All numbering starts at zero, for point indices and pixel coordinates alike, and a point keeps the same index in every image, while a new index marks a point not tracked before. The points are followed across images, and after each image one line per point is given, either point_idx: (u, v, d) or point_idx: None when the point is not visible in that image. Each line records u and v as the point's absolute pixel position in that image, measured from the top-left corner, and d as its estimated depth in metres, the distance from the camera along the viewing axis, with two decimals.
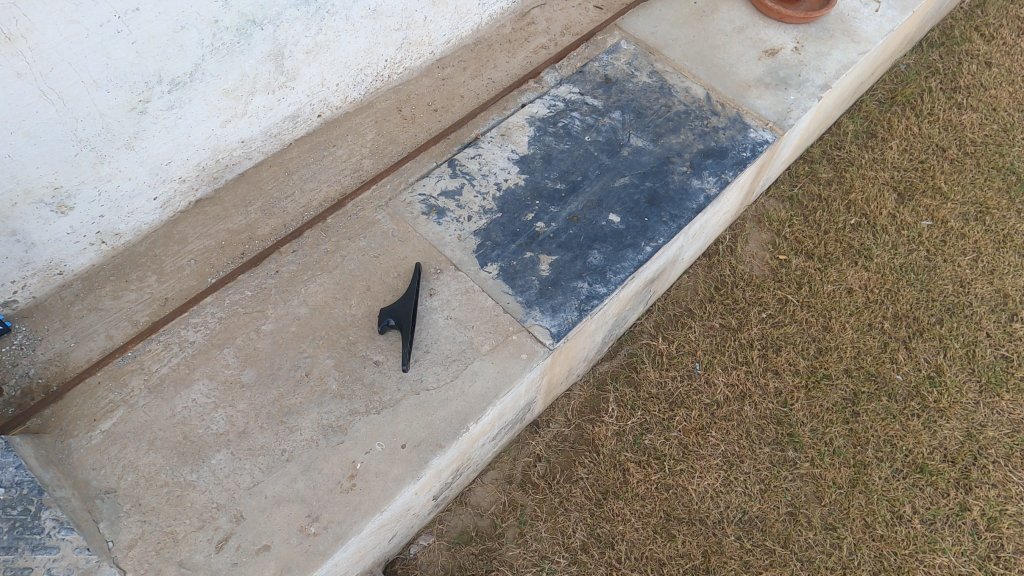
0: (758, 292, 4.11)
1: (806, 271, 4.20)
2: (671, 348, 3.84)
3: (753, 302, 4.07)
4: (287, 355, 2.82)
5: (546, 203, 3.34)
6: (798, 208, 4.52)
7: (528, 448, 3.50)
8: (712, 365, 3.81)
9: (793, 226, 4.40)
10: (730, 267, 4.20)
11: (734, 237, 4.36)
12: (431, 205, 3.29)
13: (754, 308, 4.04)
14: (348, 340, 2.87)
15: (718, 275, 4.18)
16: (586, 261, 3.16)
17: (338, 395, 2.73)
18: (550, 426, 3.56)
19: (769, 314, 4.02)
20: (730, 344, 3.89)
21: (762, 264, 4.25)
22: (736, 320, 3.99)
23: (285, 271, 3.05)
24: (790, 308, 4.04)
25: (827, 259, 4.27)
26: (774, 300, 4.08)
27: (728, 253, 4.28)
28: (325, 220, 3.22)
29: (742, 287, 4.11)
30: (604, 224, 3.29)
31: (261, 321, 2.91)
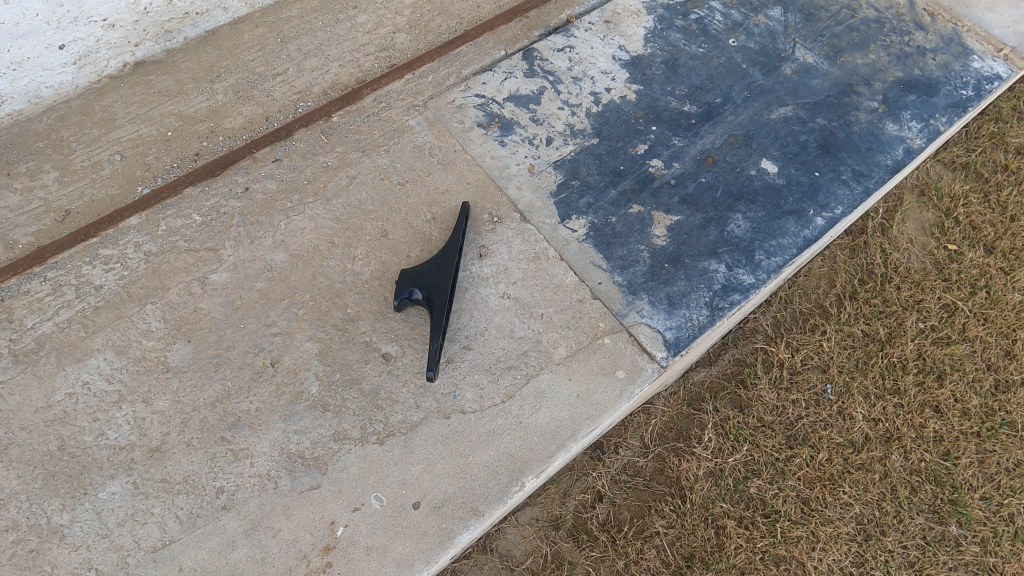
0: (917, 293, 2.82)
1: (987, 271, 2.86)
2: (792, 359, 2.71)
3: (907, 303, 2.80)
4: (245, 328, 1.77)
5: (665, 131, 2.19)
6: (979, 181, 3.09)
7: (586, 481, 2.47)
8: (848, 392, 2.64)
9: (970, 204, 3.00)
10: (881, 253, 2.88)
11: (888, 212, 2.99)
12: (492, 113, 2.14)
13: (911, 313, 2.77)
14: (345, 315, 1.80)
15: (864, 263, 2.89)
16: (723, 231, 2.04)
17: (320, 404, 1.69)
18: (620, 453, 2.52)
19: (931, 326, 2.77)
20: (876, 363, 2.69)
21: (925, 253, 2.91)
22: (884, 329, 2.76)
23: (257, 191, 1.95)
24: (962, 321, 2.77)
25: (1015, 256, 2.92)
26: (940, 307, 2.80)
27: (878, 233, 2.96)
28: (330, 117, 2.08)
29: (898, 282, 2.83)
30: (753, 175, 2.15)
31: (211, 267, 1.84)
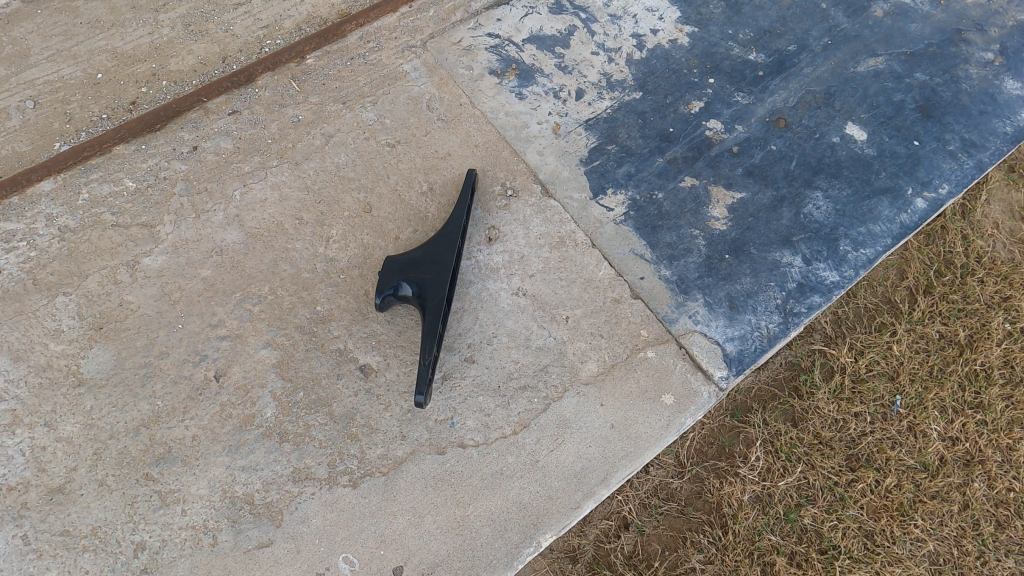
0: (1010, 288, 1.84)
1: None
2: (857, 364, 1.78)
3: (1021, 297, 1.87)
4: (184, 329, 1.37)
5: (727, 86, 1.73)
6: None
7: (609, 506, 1.67)
8: (924, 406, 1.75)
9: None
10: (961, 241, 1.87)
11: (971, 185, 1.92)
12: (508, 58, 1.70)
13: (1000, 312, 1.81)
14: (314, 315, 1.40)
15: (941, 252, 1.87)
16: (798, 214, 1.61)
17: (277, 433, 1.30)
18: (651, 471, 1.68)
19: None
20: (957, 370, 1.78)
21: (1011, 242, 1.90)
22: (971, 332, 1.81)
23: (208, 150, 1.53)
24: None
25: None
26: None
27: (958, 214, 1.89)
28: (303, 59, 1.64)
29: (983, 275, 1.84)
30: (836, 143, 1.69)
31: (144, 248, 1.43)
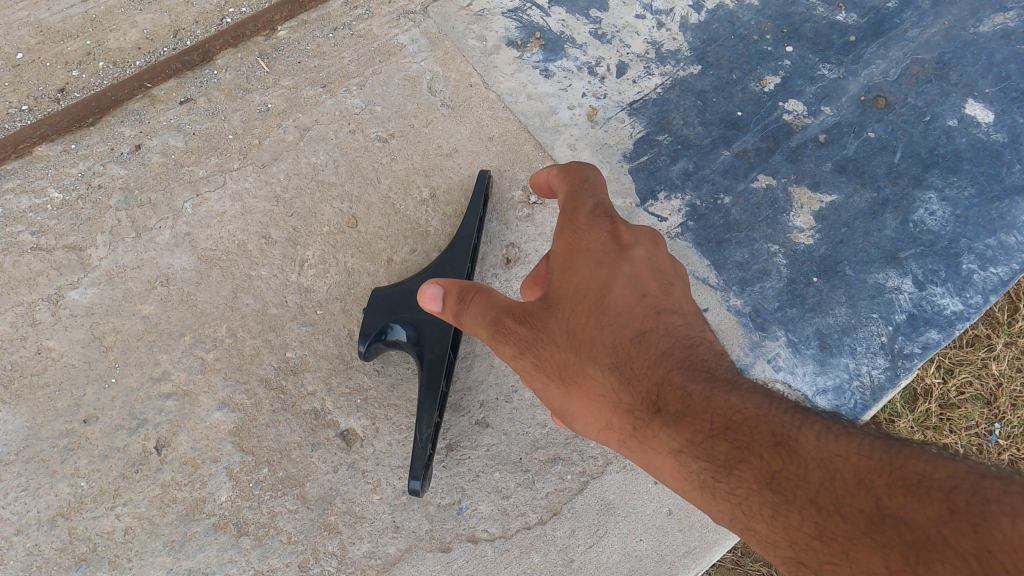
0: None
1: None
2: (945, 387, 1.40)
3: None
4: (118, 385, 1.07)
5: (810, 56, 1.36)
6: None
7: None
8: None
9: None
10: None
11: None
12: (530, 24, 1.34)
13: None
14: (283, 364, 1.09)
15: None
16: (907, 221, 1.24)
17: (233, 524, 1.01)
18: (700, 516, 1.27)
19: None
20: None
21: None
22: None
23: (154, 149, 1.21)
24: None
25: None
26: None
27: None
28: (273, 31, 1.30)
29: None
30: (953, 127, 1.32)
31: (69, 279, 1.12)
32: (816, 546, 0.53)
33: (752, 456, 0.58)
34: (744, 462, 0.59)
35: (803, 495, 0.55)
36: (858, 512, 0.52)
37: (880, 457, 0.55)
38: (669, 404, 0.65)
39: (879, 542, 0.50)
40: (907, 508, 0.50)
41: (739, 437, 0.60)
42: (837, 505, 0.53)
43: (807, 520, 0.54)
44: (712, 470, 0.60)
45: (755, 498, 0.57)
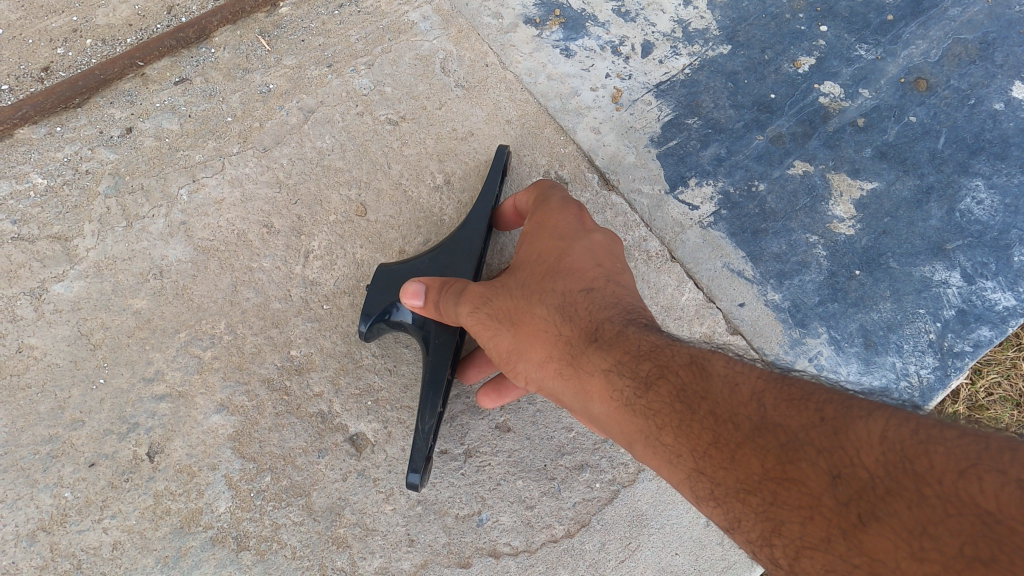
0: None
1: None
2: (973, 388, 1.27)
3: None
4: (106, 387, 0.98)
5: (845, 36, 1.29)
6: None
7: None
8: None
9: None
10: None
11: None
12: (549, 0, 1.26)
13: None
14: (287, 363, 1.00)
15: None
16: (952, 211, 1.17)
17: (233, 537, 0.92)
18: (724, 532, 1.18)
19: None
20: None
21: None
22: None
23: (147, 132, 1.12)
24: None
25: None
26: None
27: None
28: (274, 7, 1.22)
29: None
30: (999, 111, 1.24)
31: (54, 271, 1.03)
32: (712, 453, 0.56)
33: (663, 371, 0.62)
34: (663, 380, 0.62)
35: (706, 405, 0.58)
36: (748, 420, 0.56)
37: (780, 382, 0.58)
38: (605, 335, 0.70)
39: (767, 446, 0.54)
40: (795, 416, 0.54)
41: (660, 359, 0.64)
42: (732, 417, 0.56)
43: (708, 430, 0.57)
44: (625, 386, 0.64)
45: (667, 408, 0.60)
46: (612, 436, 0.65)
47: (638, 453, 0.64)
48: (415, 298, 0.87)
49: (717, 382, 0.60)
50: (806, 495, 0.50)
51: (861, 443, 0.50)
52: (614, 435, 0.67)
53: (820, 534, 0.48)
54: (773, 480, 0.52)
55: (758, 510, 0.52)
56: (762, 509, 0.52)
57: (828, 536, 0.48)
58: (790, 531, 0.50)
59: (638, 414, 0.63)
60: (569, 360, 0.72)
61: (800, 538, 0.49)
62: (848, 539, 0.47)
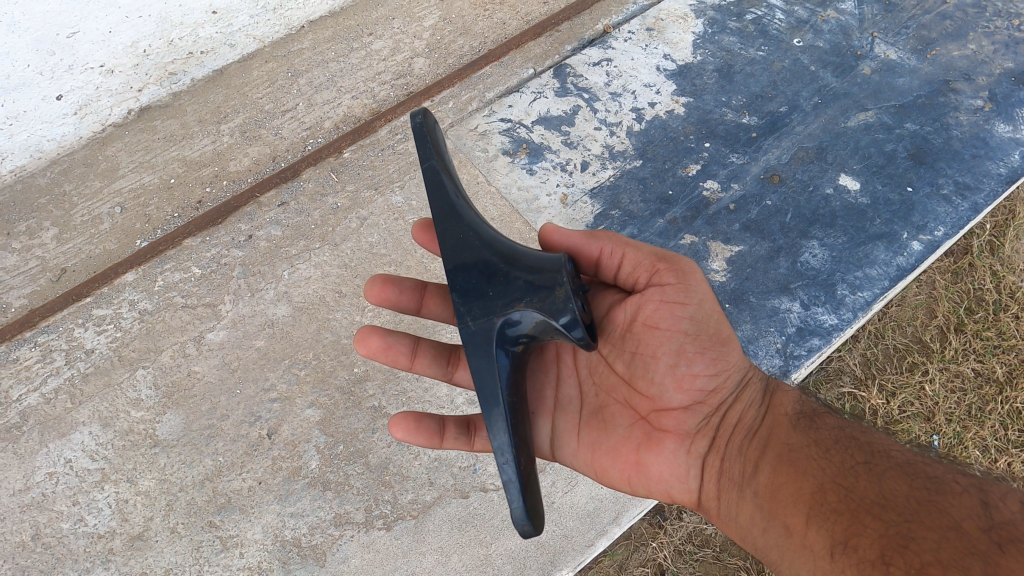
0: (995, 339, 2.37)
1: None
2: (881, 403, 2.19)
3: (970, 344, 2.35)
4: (241, 394, 1.57)
5: (723, 148, 1.88)
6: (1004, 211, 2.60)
7: (645, 553, 1.76)
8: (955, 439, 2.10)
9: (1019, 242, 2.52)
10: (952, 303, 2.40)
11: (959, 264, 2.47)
12: (519, 139, 1.90)
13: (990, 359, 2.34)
14: (352, 376, 1.58)
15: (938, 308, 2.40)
16: (796, 262, 1.71)
17: (321, 482, 1.48)
18: (686, 519, 1.78)
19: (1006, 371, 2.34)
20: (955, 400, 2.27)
21: (993, 308, 2.42)
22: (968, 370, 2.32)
23: (262, 238, 1.77)
24: None
25: None
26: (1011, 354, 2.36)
27: (951, 277, 2.46)
28: (340, 153, 1.89)
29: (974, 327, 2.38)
30: (831, 194, 1.81)
31: (208, 325, 1.65)
32: (863, 469, 1.07)
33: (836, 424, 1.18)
34: (839, 433, 1.16)
35: (863, 443, 1.12)
36: (893, 457, 1.09)
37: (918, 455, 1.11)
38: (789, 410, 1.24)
39: (915, 482, 1.03)
40: (930, 471, 1.06)
41: (836, 427, 1.18)
42: (885, 454, 1.10)
43: (865, 459, 1.09)
44: (806, 426, 1.19)
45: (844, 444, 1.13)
46: (795, 455, 1.14)
47: (788, 474, 1.11)
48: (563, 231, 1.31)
49: (874, 439, 1.15)
50: (944, 518, 0.95)
51: (996, 499, 0.98)
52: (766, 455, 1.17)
53: (955, 544, 0.90)
54: (914, 503, 0.98)
55: (890, 522, 0.96)
56: (895, 520, 0.96)
57: (961, 546, 0.90)
58: (917, 543, 0.92)
59: (809, 437, 1.16)
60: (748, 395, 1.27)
61: (930, 548, 0.90)
62: (981, 551, 0.89)
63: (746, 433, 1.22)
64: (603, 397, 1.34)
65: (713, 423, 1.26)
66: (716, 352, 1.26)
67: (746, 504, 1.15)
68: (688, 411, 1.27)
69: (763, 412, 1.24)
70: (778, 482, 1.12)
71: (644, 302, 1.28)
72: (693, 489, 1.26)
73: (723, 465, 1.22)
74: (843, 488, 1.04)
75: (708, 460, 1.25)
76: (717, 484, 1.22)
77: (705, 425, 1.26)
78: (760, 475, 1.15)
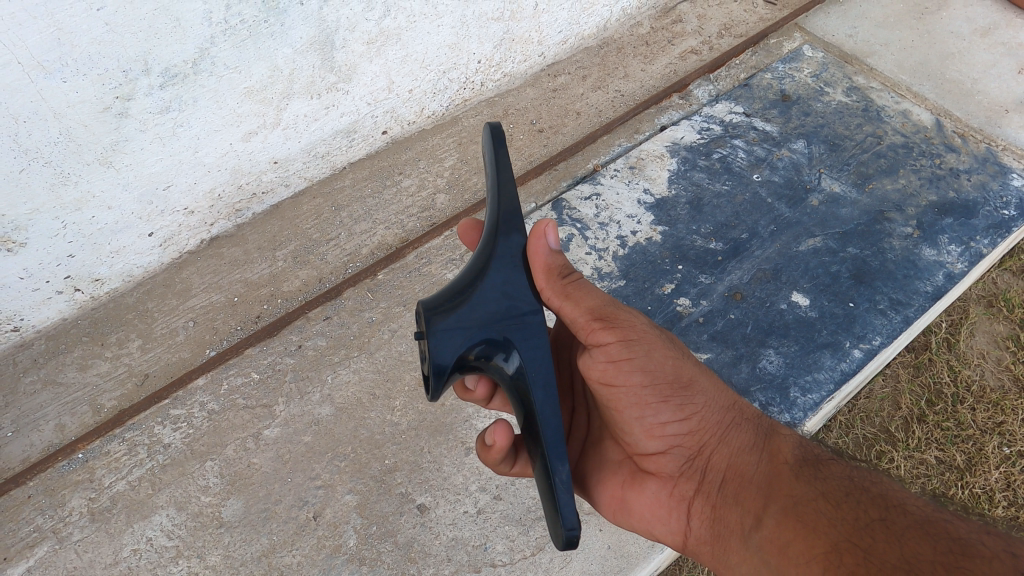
0: (957, 429, 2.61)
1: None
2: None
3: (931, 434, 2.61)
4: (292, 482, 1.89)
5: (693, 269, 2.25)
6: (956, 312, 2.93)
7: None
8: None
9: (973, 337, 2.81)
10: (915, 395, 2.67)
11: (917, 359, 2.75)
12: None
13: (953, 449, 2.58)
14: (384, 466, 1.91)
15: (901, 400, 2.66)
16: (755, 367, 2.05)
17: (358, 558, 1.77)
18: None
19: (970, 460, 2.57)
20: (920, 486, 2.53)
21: (953, 399, 2.67)
22: (934, 458, 2.57)
23: (310, 347, 2.13)
24: (1003, 452, 2.58)
25: None
26: (974, 443, 2.60)
27: (914, 373, 2.71)
28: (375, 276, 2.27)
29: (936, 418, 2.63)
30: (784, 309, 2.16)
31: (265, 423, 1.99)
32: (874, 521, 1.20)
33: (837, 471, 1.34)
34: (850, 489, 1.29)
35: (870, 494, 1.27)
36: (903, 511, 1.22)
37: (928, 507, 1.24)
38: (784, 454, 1.40)
39: (937, 540, 1.14)
40: (942, 523, 1.19)
41: (836, 475, 1.34)
42: (898, 507, 1.23)
43: (873, 511, 1.22)
44: (806, 472, 1.34)
45: (850, 496, 1.27)
46: (798, 502, 1.29)
47: (788, 520, 1.26)
48: (551, 238, 1.36)
49: (885, 489, 1.30)
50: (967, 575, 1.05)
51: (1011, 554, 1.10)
52: (766, 499, 1.32)
53: None
54: (935, 561, 1.09)
55: None
56: None
57: None
58: None
59: (816, 489, 1.29)
60: (739, 436, 1.43)
61: None
62: None
63: (743, 479, 1.38)
64: (604, 432, 1.61)
65: (698, 465, 1.44)
66: (684, 394, 1.40)
67: (743, 546, 1.32)
68: (673, 454, 1.45)
69: (758, 458, 1.40)
70: (784, 533, 1.25)
71: (592, 363, 1.39)
72: (683, 525, 1.47)
73: (714, 507, 1.41)
74: (855, 546, 1.15)
75: (696, 497, 1.44)
76: (709, 525, 1.42)
77: (690, 465, 1.44)
78: (764, 526, 1.29)
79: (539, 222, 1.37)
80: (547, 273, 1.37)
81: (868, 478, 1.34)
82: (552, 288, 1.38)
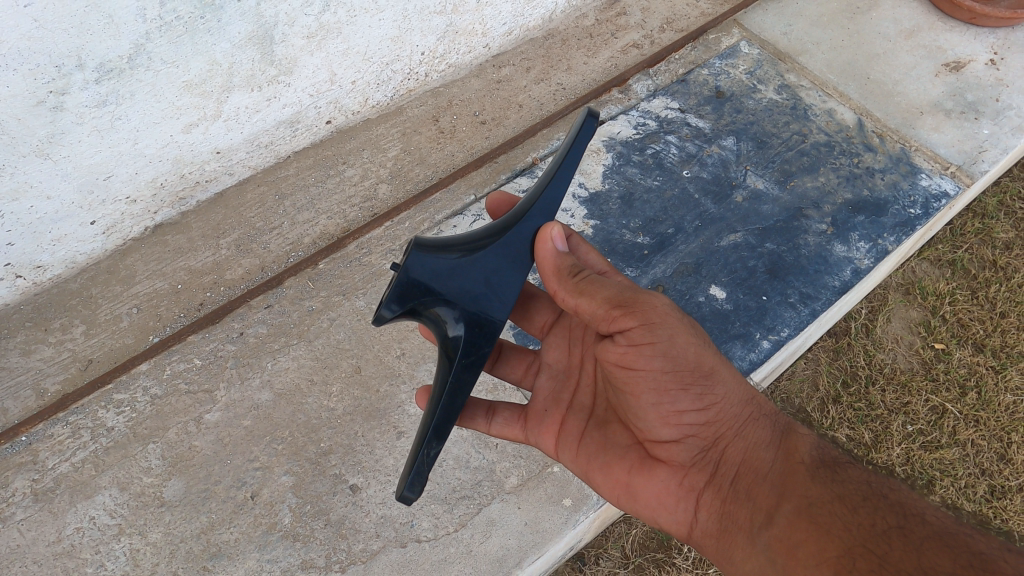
0: (868, 410, 2.80)
1: (931, 405, 2.83)
2: None
3: (844, 414, 2.79)
4: (230, 463, 2.00)
5: (620, 262, 2.38)
6: (875, 299, 3.11)
7: None
8: None
9: (887, 323, 2.98)
10: (831, 378, 2.85)
11: (835, 345, 2.94)
12: None
13: (863, 428, 2.78)
14: (319, 449, 2.02)
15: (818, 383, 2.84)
16: None
17: (292, 535, 1.90)
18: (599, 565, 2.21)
19: (879, 438, 2.76)
20: None
21: (865, 381, 2.86)
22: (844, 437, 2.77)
23: (250, 334, 2.21)
24: (908, 431, 2.78)
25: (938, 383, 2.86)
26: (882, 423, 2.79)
27: (831, 358, 2.89)
28: (316, 265, 2.35)
29: (851, 399, 2.81)
30: (702, 301, 2.30)
31: (206, 407, 2.08)
32: (889, 529, 1.28)
33: (851, 474, 1.44)
34: (865, 493, 1.38)
35: (884, 500, 1.37)
36: (918, 522, 1.31)
37: (943, 520, 1.33)
38: (798, 454, 1.51)
39: (954, 552, 1.22)
40: (953, 535, 1.27)
41: (850, 477, 1.44)
42: (914, 518, 1.32)
43: (887, 518, 1.31)
44: (820, 471, 1.44)
45: (865, 499, 1.36)
46: (810, 498, 1.38)
47: (797, 516, 1.36)
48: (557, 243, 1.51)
49: (900, 497, 1.39)
50: None
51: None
52: (779, 497, 1.42)
53: None
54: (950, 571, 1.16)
55: None
56: None
57: None
58: None
59: (831, 491, 1.38)
60: (754, 431, 1.55)
61: None
62: None
63: (755, 475, 1.49)
64: (613, 417, 1.73)
65: (712, 457, 1.55)
66: (704, 383, 1.52)
67: (750, 538, 1.41)
68: (687, 443, 1.56)
69: (772, 455, 1.52)
70: (796, 528, 1.34)
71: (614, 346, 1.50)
72: (689, 516, 1.56)
73: (723, 497, 1.50)
74: (870, 551, 1.23)
75: (706, 487, 1.54)
76: (716, 512, 1.51)
77: (704, 456, 1.55)
78: (775, 524, 1.38)
79: (544, 228, 1.50)
80: (557, 273, 1.53)
81: (885, 486, 1.43)
82: (565, 287, 1.53)
